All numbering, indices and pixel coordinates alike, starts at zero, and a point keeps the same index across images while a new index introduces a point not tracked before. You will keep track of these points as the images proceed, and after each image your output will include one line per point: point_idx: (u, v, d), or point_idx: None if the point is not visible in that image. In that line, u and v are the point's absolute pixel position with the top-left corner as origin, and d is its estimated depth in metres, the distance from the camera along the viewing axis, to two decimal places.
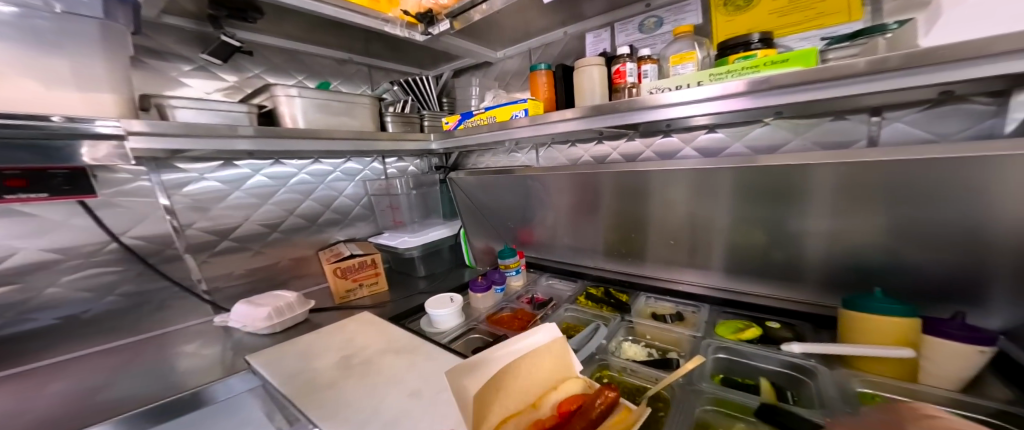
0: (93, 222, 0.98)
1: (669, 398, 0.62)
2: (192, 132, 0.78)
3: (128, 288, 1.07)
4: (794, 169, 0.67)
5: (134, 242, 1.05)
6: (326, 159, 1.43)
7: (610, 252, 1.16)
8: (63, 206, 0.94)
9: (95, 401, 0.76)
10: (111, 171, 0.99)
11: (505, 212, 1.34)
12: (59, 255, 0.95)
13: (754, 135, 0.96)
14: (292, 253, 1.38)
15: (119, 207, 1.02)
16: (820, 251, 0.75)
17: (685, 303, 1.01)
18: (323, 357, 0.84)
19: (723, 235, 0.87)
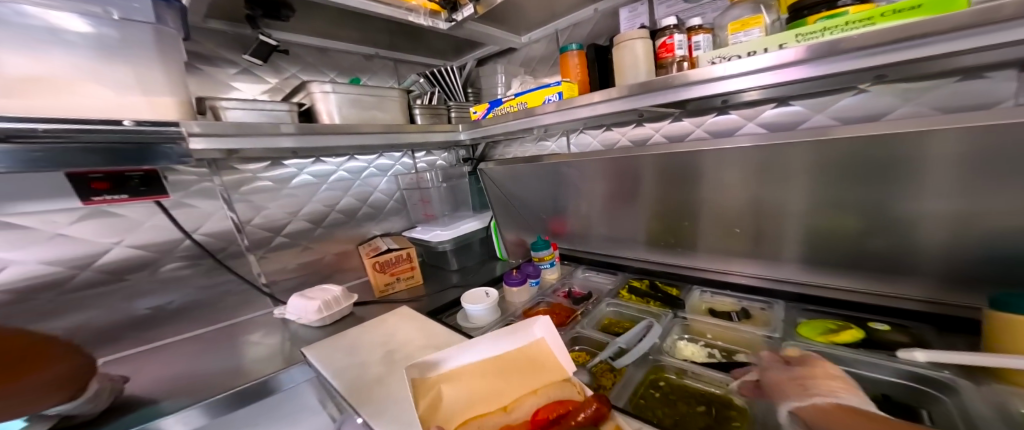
0: (170, 221, 1.05)
1: (744, 407, 0.56)
2: (247, 131, 0.80)
3: (201, 281, 1.13)
4: (907, 138, 0.55)
5: (204, 239, 1.11)
6: (361, 156, 1.45)
7: (655, 243, 1.08)
8: (144, 206, 1.01)
9: (181, 386, 0.81)
10: (178, 173, 1.04)
11: (536, 204, 1.28)
12: (144, 253, 1.02)
13: (845, 105, 0.83)
14: (336, 248, 1.42)
15: (188, 206, 1.08)
16: (939, 237, 0.63)
17: (753, 299, 0.91)
18: (370, 352, 0.83)
19: (799, 222, 0.77)
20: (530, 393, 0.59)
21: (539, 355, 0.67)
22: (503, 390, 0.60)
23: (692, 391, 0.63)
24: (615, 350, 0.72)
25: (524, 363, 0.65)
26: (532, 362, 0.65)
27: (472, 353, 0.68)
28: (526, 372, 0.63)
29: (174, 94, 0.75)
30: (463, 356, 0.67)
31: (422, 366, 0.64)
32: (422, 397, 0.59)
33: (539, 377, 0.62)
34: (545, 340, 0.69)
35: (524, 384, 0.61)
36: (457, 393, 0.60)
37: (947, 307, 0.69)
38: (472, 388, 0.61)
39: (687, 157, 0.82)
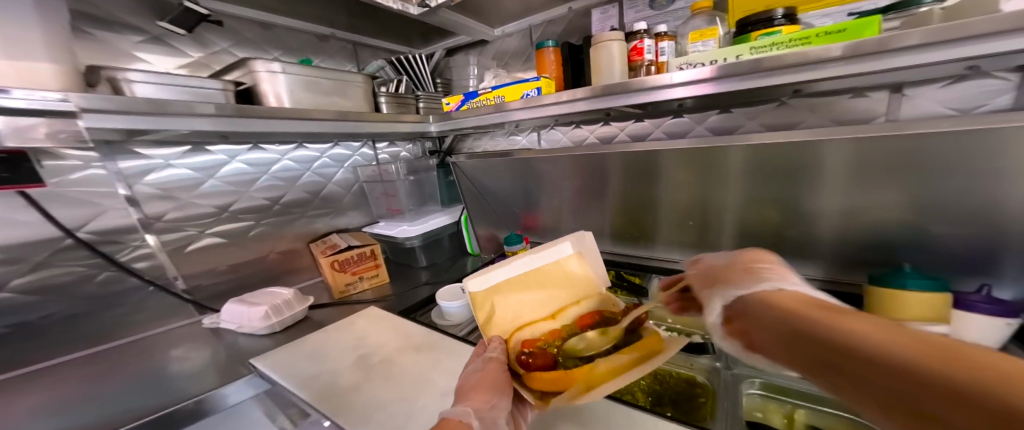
0: (42, 216, 0.86)
1: (707, 385, 0.62)
2: (164, 110, 0.66)
3: (90, 290, 0.97)
4: (811, 145, 0.66)
5: (92, 237, 0.94)
6: (312, 144, 1.31)
7: (621, 237, 1.15)
8: (12, 198, 0.82)
9: (86, 414, 0.68)
10: (58, 158, 0.86)
11: (506, 197, 1.28)
12: (3, 256, 0.84)
13: (767, 117, 0.96)
14: (281, 246, 1.28)
15: (70, 199, 0.89)
16: (833, 227, 0.76)
17: None
18: (337, 358, 0.79)
19: (734, 215, 0.87)
20: (574, 303, 0.55)
21: (581, 268, 0.59)
22: (549, 300, 0.55)
23: (657, 374, 0.67)
24: None
25: (571, 272, 0.58)
26: (572, 275, 0.58)
27: (516, 264, 0.57)
28: (570, 282, 0.57)
29: (56, 59, 0.57)
30: (510, 266, 0.56)
31: (476, 278, 0.54)
32: (477, 309, 0.54)
33: (581, 285, 0.57)
34: (584, 252, 0.60)
35: (569, 297, 0.56)
36: (507, 306, 0.54)
37: (842, 285, 0.83)
38: (522, 297, 0.55)
39: (647, 157, 0.89)
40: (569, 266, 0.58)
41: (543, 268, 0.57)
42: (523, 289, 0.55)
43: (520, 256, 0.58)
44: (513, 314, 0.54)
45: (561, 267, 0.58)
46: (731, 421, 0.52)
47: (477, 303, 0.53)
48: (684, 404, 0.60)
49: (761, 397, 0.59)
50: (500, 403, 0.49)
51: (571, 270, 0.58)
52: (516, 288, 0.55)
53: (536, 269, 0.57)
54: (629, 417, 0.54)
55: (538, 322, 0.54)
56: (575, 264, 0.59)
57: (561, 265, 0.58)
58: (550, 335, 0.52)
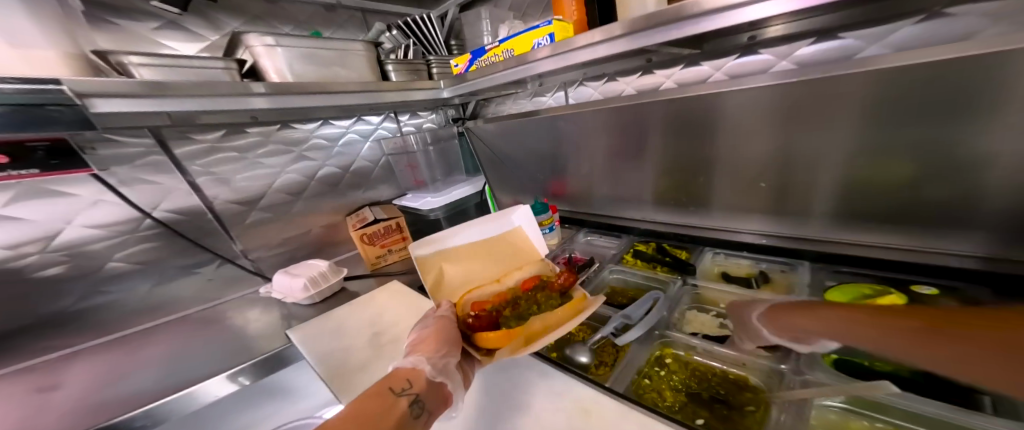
0: (120, 198, 0.97)
1: (762, 390, 0.49)
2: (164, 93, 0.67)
3: (178, 262, 1.10)
4: (994, 54, 0.43)
5: (166, 215, 1.04)
6: (336, 120, 1.31)
7: (663, 203, 0.96)
8: (89, 182, 0.92)
9: (163, 371, 0.78)
10: (122, 146, 0.94)
11: (531, 164, 1.17)
12: (101, 232, 0.97)
13: (901, 37, 0.69)
14: (321, 221, 1.35)
15: (144, 183, 0.99)
16: (1016, 180, 0.51)
17: (773, 259, 0.83)
18: (357, 334, 0.81)
19: (833, 170, 0.65)
20: (510, 270, 0.72)
21: (519, 241, 0.76)
22: (492, 266, 0.72)
23: (696, 369, 0.57)
24: (618, 325, 0.65)
25: (511, 244, 0.76)
26: (508, 248, 0.75)
27: (466, 236, 0.74)
28: (510, 253, 0.75)
29: (57, 45, 0.60)
30: (459, 238, 0.73)
31: (430, 248, 0.70)
32: (427, 273, 0.69)
33: (520, 255, 0.75)
34: (518, 229, 0.77)
35: (505, 267, 0.73)
36: (452, 273, 0.71)
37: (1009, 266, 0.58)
38: (470, 263, 0.72)
39: (709, 103, 0.70)
40: (509, 239, 0.76)
41: (486, 242, 0.75)
42: (470, 257, 0.73)
43: (467, 230, 0.74)
44: (463, 277, 0.71)
45: (502, 241, 0.76)
46: None
47: (426, 268, 0.69)
48: (731, 411, 0.47)
49: (844, 413, 0.45)
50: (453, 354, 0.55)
51: (511, 243, 0.76)
52: (465, 255, 0.73)
53: (481, 243, 0.75)
54: (642, 422, 0.45)
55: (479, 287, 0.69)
56: (514, 240, 0.76)
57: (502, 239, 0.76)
58: (497, 295, 0.67)
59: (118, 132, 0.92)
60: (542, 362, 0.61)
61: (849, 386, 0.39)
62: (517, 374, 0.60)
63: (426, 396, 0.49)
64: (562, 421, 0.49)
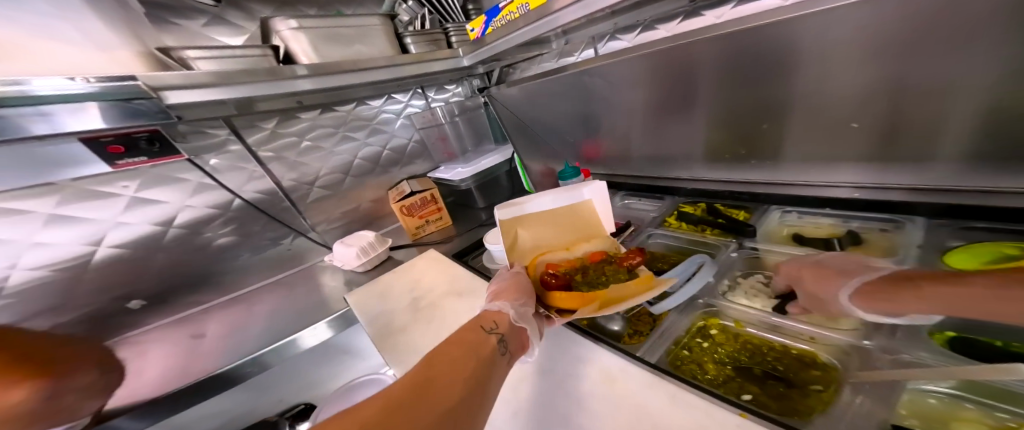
0: (218, 183, 0.98)
1: (834, 370, 0.40)
2: (226, 81, 0.74)
3: (269, 234, 1.14)
4: None
5: (255, 196, 1.05)
6: (370, 99, 1.21)
7: (718, 157, 0.83)
8: (190, 168, 0.92)
9: (250, 334, 0.89)
10: (205, 136, 0.92)
11: (563, 126, 1.08)
12: (217, 210, 1.00)
13: None
14: (370, 196, 1.31)
15: (241, 168, 1.00)
16: None
17: (881, 217, 0.65)
18: (398, 298, 0.85)
19: (967, 105, 0.47)
20: (586, 241, 0.65)
21: (596, 213, 0.67)
22: (564, 236, 0.66)
23: (748, 342, 0.49)
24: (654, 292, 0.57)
25: (588, 213, 0.67)
26: (586, 220, 0.67)
27: (543, 201, 0.66)
28: (584, 224, 0.67)
29: (127, 44, 0.66)
30: (536, 203, 0.66)
31: (510, 210, 0.63)
32: (504, 234, 0.64)
33: (596, 228, 0.66)
34: (597, 201, 0.67)
35: (580, 238, 0.66)
36: (529, 237, 0.65)
37: None
38: (543, 231, 0.66)
39: (773, 33, 0.55)
40: (587, 209, 0.67)
41: (564, 209, 0.67)
42: (545, 225, 0.66)
43: (550, 193, 0.66)
44: (534, 243, 0.65)
45: (580, 210, 0.67)
46: (856, 422, 0.32)
47: (506, 228, 0.63)
48: (790, 389, 0.40)
49: (948, 399, 0.34)
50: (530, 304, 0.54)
51: (589, 212, 0.67)
52: (540, 222, 0.66)
53: (558, 210, 0.66)
54: (672, 395, 0.40)
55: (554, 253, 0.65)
56: (592, 209, 0.67)
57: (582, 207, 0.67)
58: (565, 264, 0.63)
59: (199, 123, 0.90)
60: (568, 330, 0.57)
61: (958, 368, 0.29)
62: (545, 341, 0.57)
63: (510, 338, 0.48)
64: (583, 390, 0.46)
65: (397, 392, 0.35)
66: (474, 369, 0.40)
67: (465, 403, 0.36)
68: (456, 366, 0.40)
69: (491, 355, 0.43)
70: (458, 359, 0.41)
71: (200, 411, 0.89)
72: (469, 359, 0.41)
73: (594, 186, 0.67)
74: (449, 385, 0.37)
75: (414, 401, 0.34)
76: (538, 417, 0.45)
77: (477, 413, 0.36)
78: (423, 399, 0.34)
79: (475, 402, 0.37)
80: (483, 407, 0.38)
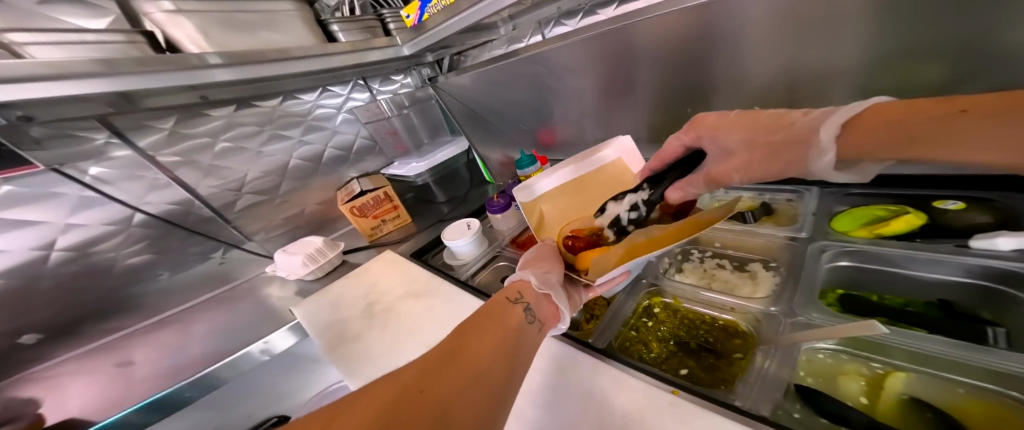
0: (105, 195, 0.85)
1: (751, 336, 0.46)
2: (114, 70, 0.61)
3: (196, 249, 1.03)
4: None
5: (160, 207, 0.93)
6: (301, 93, 1.10)
7: (658, 141, 0.86)
8: (63, 182, 0.79)
9: (179, 361, 0.80)
10: (75, 141, 0.77)
11: (515, 113, 1.07)
12: (117, 226, 0.89)
13: None
14: (317, 198, 1.22)
15: (139, 177, 0.88)
16: None
17: (779, 189, 0.66)
18: (352, 305, 0.82)
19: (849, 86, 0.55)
20: None
21: (622, 171, 0.68)
22: (593, 201, 0.67)
23: (685, 316, 0.54)
24: None
25: (613, 173, 0.68)
26: (614, 179, 0.68)
27: (559, 175, 0.68)
28: (613, 184, 0.68)
29: None
30: (553, 177, 0.68)
31: (526, 192, 0.67)
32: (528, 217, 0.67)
33: (624, 186, 0.67)
34: (624, 158, 0.68)
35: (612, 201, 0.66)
36: (554, 212, 0.68)
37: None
38: (567, 201, 0.68)
39: (700, 17, 0.61)
40: (611, 169, 0.68)
41: (584, 176, 0.68)
42: (569, 193, 0.68)
43: (566, 162, 0.68)
44: (562, 214, 0.67)
45: (604, 171, 0.68)
46: (766, 385, 0.37)
47: (528, 209, 0.66)
48: (719, 360, 0.45)
49: (837, 355, 0.40)
50: (553, 271, 0.55)
51: (614, 170, 0.68)
52: (563, 192, 0.68)
53: (578, 178, 0.68)
54: (616, 378, 0.43)
55: (586, 219, 0.65)
56: (619, 167, 0.68)
57: (604, 167, 0.68)
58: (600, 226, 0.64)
59: (63, 125, 0.75)
60: None
61: (840, 327, 0.33)
62: None
63: (536, 306, 0.47)
64: (539, 380, 0.48)
65: (427, 362, 0.35)
66: (501, 338, 0.40)
67: (494, 372, 0.36)
68: (483, 337, 0.40)
69: (517, 324, 0.43)
70: (483, 331, 0.40)
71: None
72: (495, 330, 0.41)
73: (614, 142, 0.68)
74: (477, 354, 0.37)
75: (443, 371, 0.34)
76: None
77: (504, 387, 0.36)
78: (452, 367, 0.34)
79: (504, 371, 0.37)
80: (513, 375, 0.38)
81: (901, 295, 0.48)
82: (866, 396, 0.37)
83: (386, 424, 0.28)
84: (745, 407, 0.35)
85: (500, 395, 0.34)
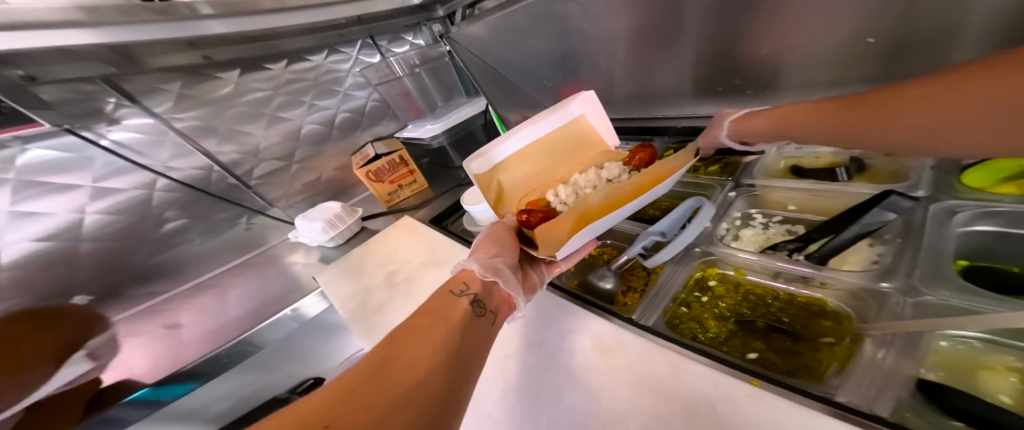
0: (128, 161, 0.82)
1: (846, 317, 0.38)
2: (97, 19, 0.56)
3: (224, 214, 1.02)
4: None
5: (182, 174, 0.91)
6: (308, 53, 1.02)
7: (709, 91, 0.72)
8: (87, 148, 0.76)
9: (216, 326, 0.82)
10: (86, 103, 0.73)
11: (538, 68, 0.94)
12: (147, 191, 0.87)
13: None
14: (334, 164, 1.18)
15: (167, 141, 0.86)
16: None
17: None
18: (371, 274, 0.79)
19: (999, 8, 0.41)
20: (580, 164, 0.63)
21: (584, 132, 0.63)
22: (554, 168, 0.62)
23: (751, 290, 0.46)
24: (648, 243, 0.52)
25: (576, 135, 0.63)
26: (579, 139, 0.63)
27: (519, 138, 0.60)
28: (574, 147, 0.63)
29: None
30: (511, 142, 0.59)
31: (481, 161, 0.57)
32: (484, 189, 0.59)
33: (587, 148, 0.63)
34: (588, 114, 0.63)
35: (573, 164, 0.62)
36: (512, 182, 0.61)
37: None
38: (527, 168, 0.61)
39: None
40: (574, 132, 0.62)
41: (544, 140, 0.61)
42: (527, 162, 0.61)
43: (527, 125, 0.59)
44: (520, 184, 0.61)
45: (566, 133, 0.62)
46: (880, 380, 0.29)
47: (483, 184, 0.58)
48: (798, 343, 0.37)
49: (973, 343, 0.32)
50: (504, 255, 0.50)
51: (575, 132, 0.63)
52: (521, 160, 0.61)
53: (537, 143, 0.61)
54: (674, 363, 0.37)
55: (545, 186, 0.62)
56: (579, 127, 0.63)
57: (567, 129, 0.62)
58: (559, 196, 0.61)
59: (66, 86, 0.69)
60: (558, 296, 0.53)
61: (993, 317, 0.23)
62: (542, 311, 0.53)
63: (485, 296, 0.45)
64: (578, 361, 0.43)
65: (351, 382, 0.30)
66: (445, 332, 0.37)
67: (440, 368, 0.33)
68: (422, 340, 0.35)
69: (463, 319, 0.40)
70: (423, 332, 0.36)
71: (202, 399, 0.83)
72: (437, 330, 0.37)
73: (580, 99, 0.61)
74: (414, 360, 0.32)
75: (370, 389, 0.29)
76: (538, 392, 0.43)
77: (456, 381, 0.33)
78: (383, 377, 0.30)
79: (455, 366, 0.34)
80: (457, 375, 0.33)
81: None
82: (1014, 397, 0.28)
83: None
84: (853, 404, 0.28)
85: (443, 388, 0.31)
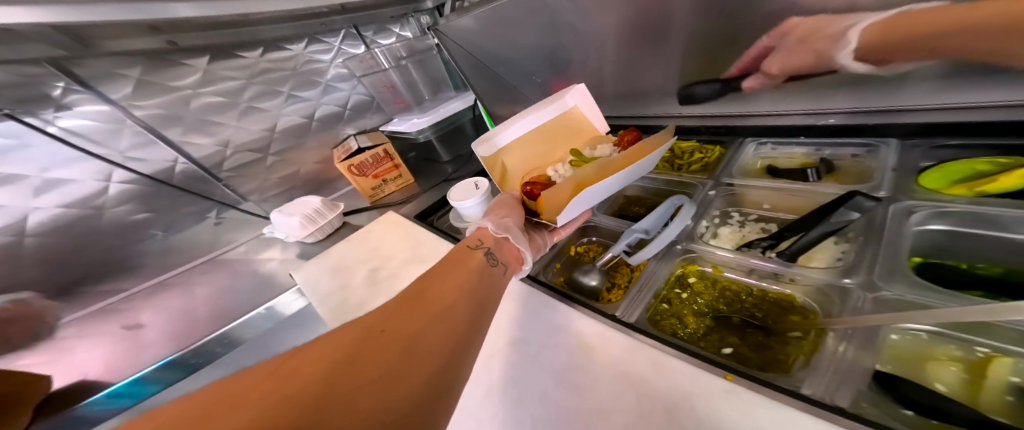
0: (80, 151, 0.77)
1: (812, 312, 0.40)
2: None
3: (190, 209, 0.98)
4: None
5: (143, 165, 0.86)
6: (287, 41, 0.98)
7: None
8: (31, 134, 0.71)
9: (183, 324, 0.78)
10: (32, 87, 0.68)
11: (528, 64, 0.93)
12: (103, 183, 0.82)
13: None
14: (313, 157, 1.14)
15: (124, 130, 0.81)
16: None
17: (839, 143, 0.58)
18: (353, 271, 0.77)
19: None
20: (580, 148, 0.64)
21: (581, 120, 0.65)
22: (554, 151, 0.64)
23: (727, 286, 0.48)
24: (632, 241, 0.53)
25: (575, 123, 0.65)
26: (571, 130, 0.64)
27: (521, 125, 0.63)
28: (573, 134, 0.64)
29: None
30: (514, 127, 0.62)
31: (486, 143, 0.61)
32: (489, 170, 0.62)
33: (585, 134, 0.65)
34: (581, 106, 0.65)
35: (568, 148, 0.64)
36: (515, 164, 0.63)
37: None
38: (527, 151, 0.63)
39: None
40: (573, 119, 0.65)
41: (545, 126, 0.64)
42: (528, 146, 0.63)
43: (528, 113, 0.63)
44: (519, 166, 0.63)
45: (565, 122, 0.65)
46: (843, 374, 0.31)
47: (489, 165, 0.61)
48: (770, 338, 0.39)
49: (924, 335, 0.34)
50: (513, 216, 0.54)
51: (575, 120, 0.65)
52: (523, 144, 0.63)
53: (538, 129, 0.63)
54: (656, 360, 0.39)
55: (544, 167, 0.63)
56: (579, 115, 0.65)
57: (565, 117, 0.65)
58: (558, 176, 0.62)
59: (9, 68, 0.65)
60: (544, 293, 0.54)
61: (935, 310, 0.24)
62: (529, 308, 0.53)
63: (496, 249, 0.49)
64: (563, 359, 0.44)
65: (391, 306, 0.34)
66: (467, 276, 0.42)
67: (463, 303, 0.38)
68: (447, 283, 0.40)
69: (481, 266, 0.45)
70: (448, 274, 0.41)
71: None
72: (460, 274, 0.42)
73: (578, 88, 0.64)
74: (440, 296, 0.37)
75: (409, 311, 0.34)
76: (524, 389, 0.43)
77: (478, 313, 0.38)
78: (420, 305, 0.35)
79: (476, 302, 0.39)
80: (479, 309, 0.39)
81: (997, 263, 0.40)
82: (951, 385, 0.31)
83: (350, 357, 0.27)
84: (817, 397, 0.30)
85: (468, 319, 0.36)
